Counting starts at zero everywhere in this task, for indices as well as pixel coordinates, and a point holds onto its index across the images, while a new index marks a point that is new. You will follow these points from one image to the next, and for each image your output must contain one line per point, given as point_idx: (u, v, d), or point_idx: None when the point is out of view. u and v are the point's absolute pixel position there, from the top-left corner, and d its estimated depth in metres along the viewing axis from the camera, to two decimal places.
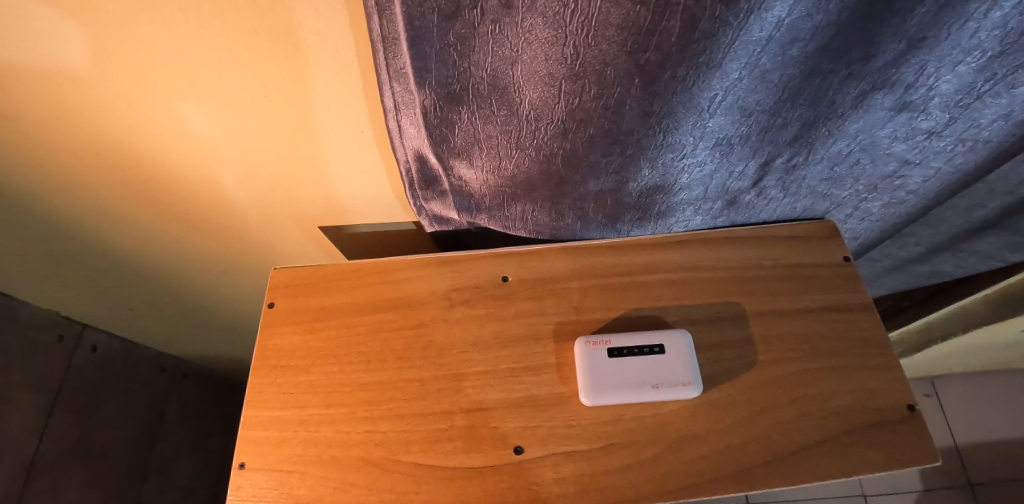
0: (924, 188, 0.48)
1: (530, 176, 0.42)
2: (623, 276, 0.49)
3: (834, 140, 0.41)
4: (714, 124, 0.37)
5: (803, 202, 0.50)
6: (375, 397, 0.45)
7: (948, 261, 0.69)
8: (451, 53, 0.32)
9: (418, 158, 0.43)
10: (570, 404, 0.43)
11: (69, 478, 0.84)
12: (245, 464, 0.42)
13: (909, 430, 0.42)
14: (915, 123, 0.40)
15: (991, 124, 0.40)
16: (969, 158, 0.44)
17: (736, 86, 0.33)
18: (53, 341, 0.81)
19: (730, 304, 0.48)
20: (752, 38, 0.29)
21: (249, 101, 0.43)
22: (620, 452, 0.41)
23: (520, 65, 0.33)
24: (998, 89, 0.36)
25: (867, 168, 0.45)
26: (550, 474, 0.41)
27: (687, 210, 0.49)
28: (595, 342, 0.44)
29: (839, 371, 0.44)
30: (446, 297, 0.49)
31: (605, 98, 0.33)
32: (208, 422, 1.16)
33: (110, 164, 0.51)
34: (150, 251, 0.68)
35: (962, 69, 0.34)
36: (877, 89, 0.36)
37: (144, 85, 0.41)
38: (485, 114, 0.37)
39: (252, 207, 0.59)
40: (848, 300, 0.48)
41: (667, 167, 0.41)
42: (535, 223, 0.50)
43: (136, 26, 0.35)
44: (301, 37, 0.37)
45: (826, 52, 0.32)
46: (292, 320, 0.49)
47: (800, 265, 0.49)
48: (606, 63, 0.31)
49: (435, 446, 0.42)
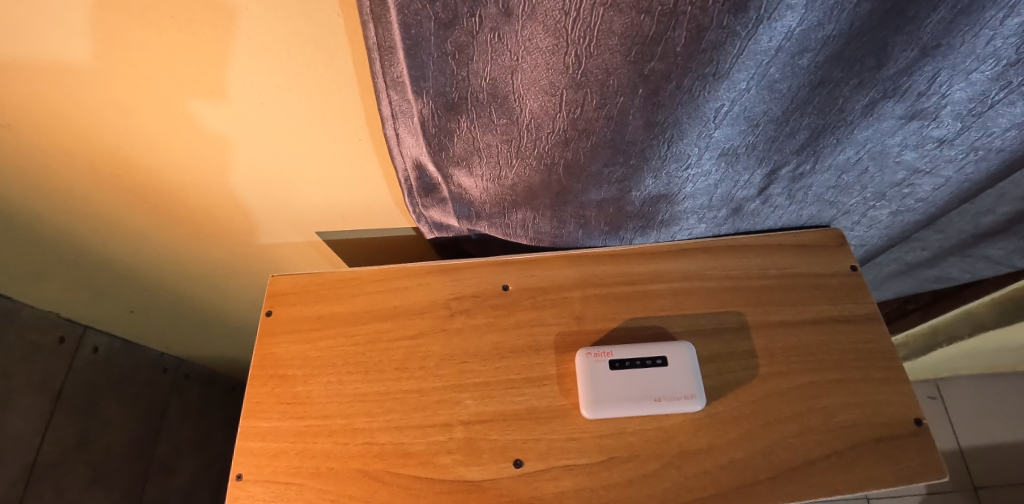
0: (934, 195, 0.47)
1: (530, 185, 0.42)
2: (625, 285, 0.48)
3: (841, 149, 0.40)
4: (720, 134, 0.36)
5: (809, 210, 0.49)
6: (373, 408, 0.44)
7: (956, 266, 0.68)
8: (449, 62, 0.31)
9: (417, 166, 0.43)
10: (571, 416, 0.43)
11: (69, 480, 0.83)
12: (243, 475, 0.42)
13: (916, 445, 0.41)
14: (926, 131, 0.39)
15: (1005, 133, 0.39)
16: (981, 166, 0.43)
17: (743, 97, 0.32)
18: (53, 343, 0.81)
19: (735, 314, 0.47)
20: (760, 48, 0.28)
21: (244, 108, 0.42)
22: (621, 466, 0.41)
23: (520, 74, 0.32)
24: (1012, 98, 0.35)
25: (875, 177, 0.44)
26: (550, 488, 0.40)
27: (691, 218, 0.48)
28: (596, 354, 0.44)
29: (845, 385, 0.43)
30: (445, 306, 0.48)
31: (607, 108, 0.32)
32: (210, 423, 1.15)
33: (106, 170, 0.50)
34: (149, 255, 0.68)
35: (976, 77, 0.33)
36: (887, 97, 0.35)
37: (137, 92, 0.40)
38: (484, 123, 0.36)
39: (250, 213, 0.58)
40: (854, 311, 0.47)
41: (671, 177, 0.40)
42: (536, 230, 0.49)
43: (127, 33, 0.34)
44: (296, 44, 0.36)
45: (836, 61, 0.31)
46: (291, 328, 0.48)
47: (806, 275, 0.49)
48: (609, 73, 0.30)
49: (434, 459, 0.42)
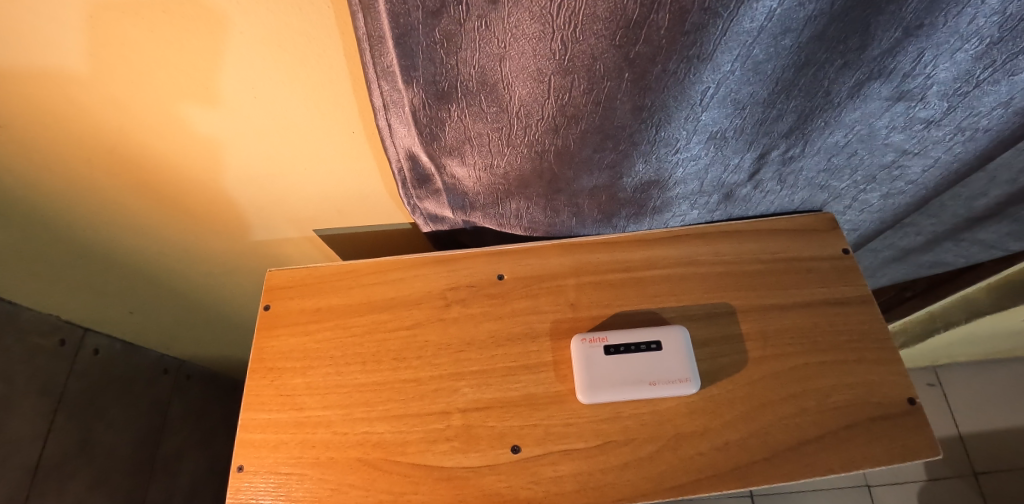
0: (924, 177, 0.48)
1: (522, 173, 0.42)
2: (620, 272, 0.49)
3: (830, 131, 0.41)
4: (708, 117, 0.36)
5: (800, 194, 0.50)
6: (371, 398, 0.44)
7: (950, 250, 0.69)
8: (438, 50, 0.32)
9: (410, 156, 0.43)
10: (568, 402, 0.43)
11: (75, 481, 0.84)
12: (243, 466, 0.43)
13: (910, 423, 0.42)
14: (913, 112, 0.39)
15: (992, 112, 0.39)
16: (969, 147, 0.43)
17: (729, 79, 0.33)
18: (54, 346, 0.82)
19: (728, 299, 0.47)
20: (744, 29, 0.28)
21: (238, 104, 0.42)
22: (617, 449, 0.41)
23: (508, 61, 0.32)
24: (997, 77, 0.36)
25: (866, 159, 0.45)
26: (548, 473, 0.41)
27: (683, 204, 0.48)
28: (591, 340, 0.44)
29: (839, 366, 0.44)
30: (442, 296, 0.49)
31: (595, 93, 0.33)
32: (211, 423, 1.15)
33: (104, 168, 0.50)
34: (148, 255, 0.68)
35: (961, 56, 0.34)
36: (873, 78, 0.35)
37: (133, 90, 0.40)
38: (474, 112, 0.36)
39: (246, 208, 0.58)
40: (846, 293, 0.47)
41: (661, 162, 0.40)
42: (530, 219, 0.49)
43: (122, 30, 0.35)
44: (287, 38, 0.36)
45: (820, 41, 0.31)
46: (290, 321, 0.49)
47: (797, 259, 0.49)
48: (596, 58, 0.30)
49: (432, 447, 0.42)
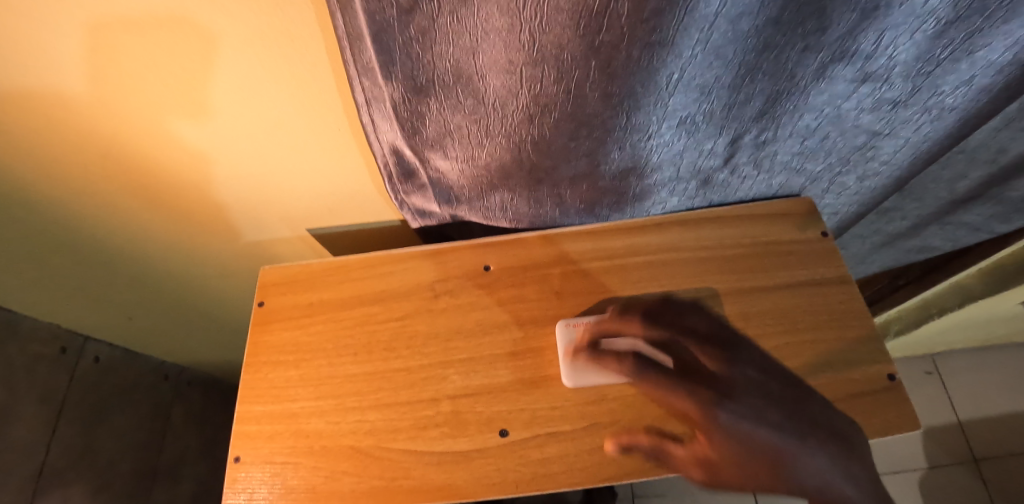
0: (897, 158, 0.49)
1: (503, 164, 0.43)
2: (604, 260, 0.50)
3: (800, 114, 0.42)
4: (676, 102, 0.37)
5: (778, 179, 0.51)
6: (363, 387, 0.46)
7: (936, 235, 0.70)
8: (414, 46, 0.33)
9: (394, 151, 0.44)
10: (554, 386, 0.44)
11: (79, 487, 0.85)
12: (240, 458, 0.44)
13: (890, 398, 0.42)
14: (879, 93, 0.40)
15: (955, 91, 0.40)
16: (938, 125, 0.45)
17: (693, 64, 0.34)
18: (55, 354, 0.83)
19: (710, 283, 0.48)
20: (701, 15, 0.29)
21: (226, 106, 0.44)
22: (603, 431, 0.42)
23: (481, 54, 0.33)
24: (957, 55, 0.37)
25: (838, 141, 0.46)
26: (536, 455, 0.42)
27: (663, 191, 0.49)
28: (575, 324, 0.47)
29: (820, 345, 0.45)
30: (430, 288, 0.50)
31: (565, 82, 0.34)
32: (213, 428, 1.16)
33: (100, 173, 0.52)
34: (144, 259, 0.70)
35: (919, 36, 0.35)
36: (836, 60, 0.36)
37: (125, 95, 0.42)
38: (452, 105, 0.38)
39: (239, 209, 0.60)
40: (826, 274, 0.48)
41: (635, 148, 0.41)
42: (515, 211, 0.51)
43: (113, 39, 0.36)
44: (271, 39, 0.38)
45: (777, 25, 0.33)
46: (283, 317, 0.50)
47: (778, 242, 0.50)
48: (563, 48, 0.31)
49: (423, 433, 0.43)
